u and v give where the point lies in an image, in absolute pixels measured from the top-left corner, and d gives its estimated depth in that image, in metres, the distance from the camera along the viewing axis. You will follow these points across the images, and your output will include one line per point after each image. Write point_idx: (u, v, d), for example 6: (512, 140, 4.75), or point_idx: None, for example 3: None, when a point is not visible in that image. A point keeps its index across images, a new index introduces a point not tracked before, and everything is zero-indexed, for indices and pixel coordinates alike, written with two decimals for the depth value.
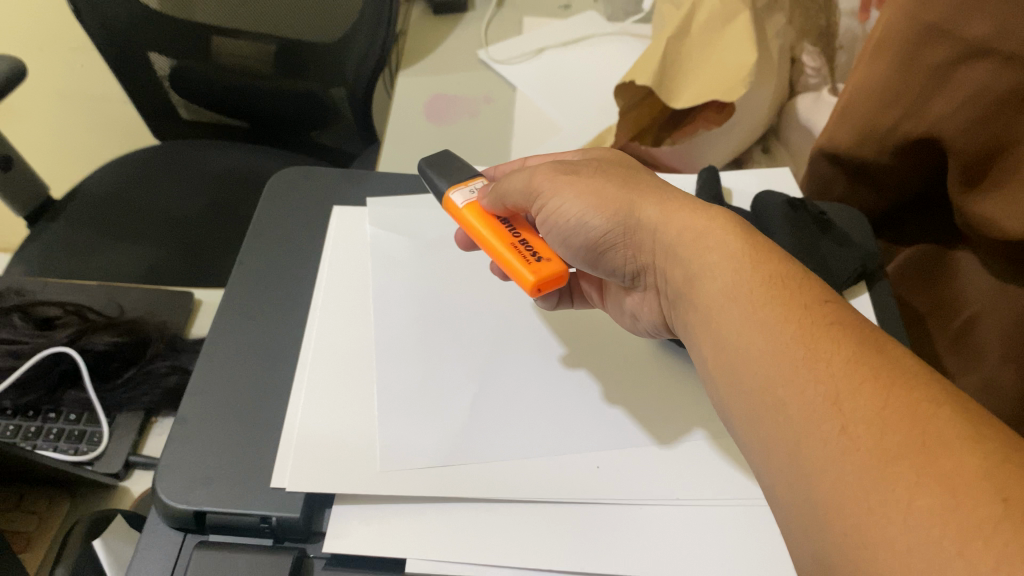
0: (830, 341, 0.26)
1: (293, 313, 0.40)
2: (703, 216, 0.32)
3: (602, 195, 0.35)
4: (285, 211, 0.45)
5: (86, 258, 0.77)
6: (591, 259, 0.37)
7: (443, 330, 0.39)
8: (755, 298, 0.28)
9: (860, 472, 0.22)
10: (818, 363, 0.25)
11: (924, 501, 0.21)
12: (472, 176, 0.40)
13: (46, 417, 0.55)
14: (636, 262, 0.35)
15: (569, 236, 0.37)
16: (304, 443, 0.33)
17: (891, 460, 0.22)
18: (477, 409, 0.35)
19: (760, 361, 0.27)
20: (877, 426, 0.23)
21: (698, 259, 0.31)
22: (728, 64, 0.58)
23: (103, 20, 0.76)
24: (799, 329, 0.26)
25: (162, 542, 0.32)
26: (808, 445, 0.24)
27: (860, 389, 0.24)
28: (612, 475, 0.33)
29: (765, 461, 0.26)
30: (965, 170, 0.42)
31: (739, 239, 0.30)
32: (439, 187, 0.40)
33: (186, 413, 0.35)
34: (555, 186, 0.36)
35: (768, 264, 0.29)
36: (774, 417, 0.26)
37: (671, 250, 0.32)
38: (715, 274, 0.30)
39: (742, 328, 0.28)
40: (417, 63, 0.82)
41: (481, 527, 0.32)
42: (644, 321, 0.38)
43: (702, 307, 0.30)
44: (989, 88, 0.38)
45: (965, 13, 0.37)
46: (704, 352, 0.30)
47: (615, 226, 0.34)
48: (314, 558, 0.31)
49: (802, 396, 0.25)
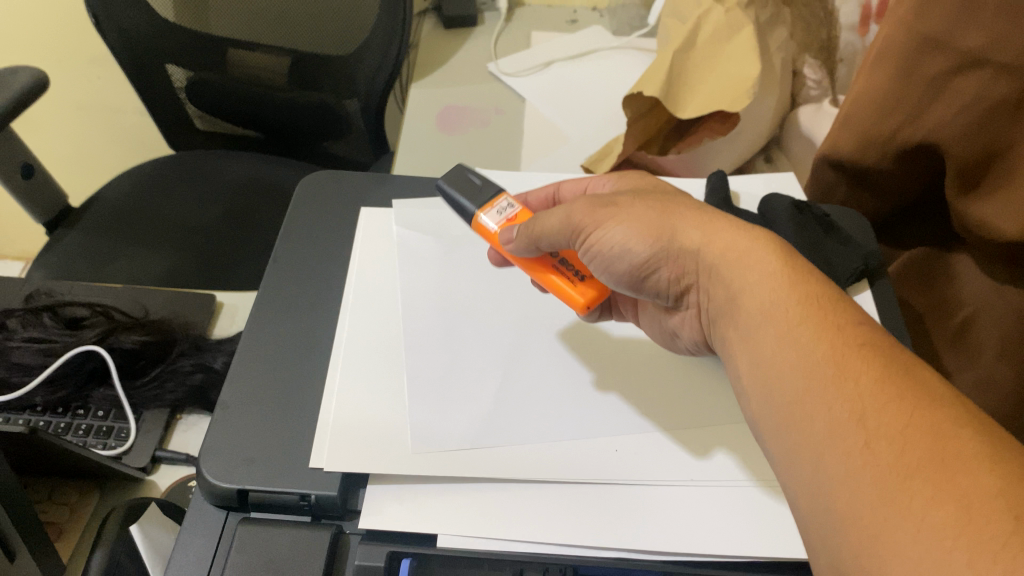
0: (860, 362, 0.28)
1: (324, 305, 0.43)
2: (746, 236, 0.34)
3: (643, 223, 0.37)
4: (314, 216, 0.48)
5: (106, 264, 0.79)
6: (633, 285, 0.39)
7: (467, 323, 0.42)
8: (790, 317, 0.31)
9: (879, 486, 0.25)
10: (848, 381, 0.27)
11: (938, 513, 0.23)
12: (497, 194, 0.42)
13: (74, 413, 0.57)
14: (680, 282, 0.37)
15: (611, 264, 0.38)
16: (338, 426, 0.36)
17: (909, 476, 0.24)
18: (502, 395, 0.38)
19: (792, 377, 0.29)
20: (899, 442, 0.25)
21: (741, 277, 0.33)
22: (733, 76, 0.60)
23: (124, 34, 0.78)
24: (831, 348, 0.29)
25: (207, 519, 0.34)
26: (830, 457, 0.26)
27: (885, 408, 0.26)
28: (630, 457, 0.36)
29: (790, 469, 0.28)
30: (961, 174, 0.44)
31: (780, 261, 0.32)
32: (468, 212, 0.42)
33: (227, 400, 0.37)
34: (599, 220, 0.37)
35: (804, 286, 0.31)
36: (801, 429, 0.28)
37: (715, 268, 0.34)
38: (754, 292, 0.32)
39: (777, 344, 0.30)
40: (428, 75, 0.84)
41: (509, 509, 0.34)
42: (685, 338, 0.40)
43: (743, 323, 0.33)
44: (983, 96, 0.40)
45: (960, 27, 0.39)
46: (739, 367, 0.33)
47: (659, 252, 0.36)
48: (351, 534, 0.34)
49: (830, 411, 0.27)
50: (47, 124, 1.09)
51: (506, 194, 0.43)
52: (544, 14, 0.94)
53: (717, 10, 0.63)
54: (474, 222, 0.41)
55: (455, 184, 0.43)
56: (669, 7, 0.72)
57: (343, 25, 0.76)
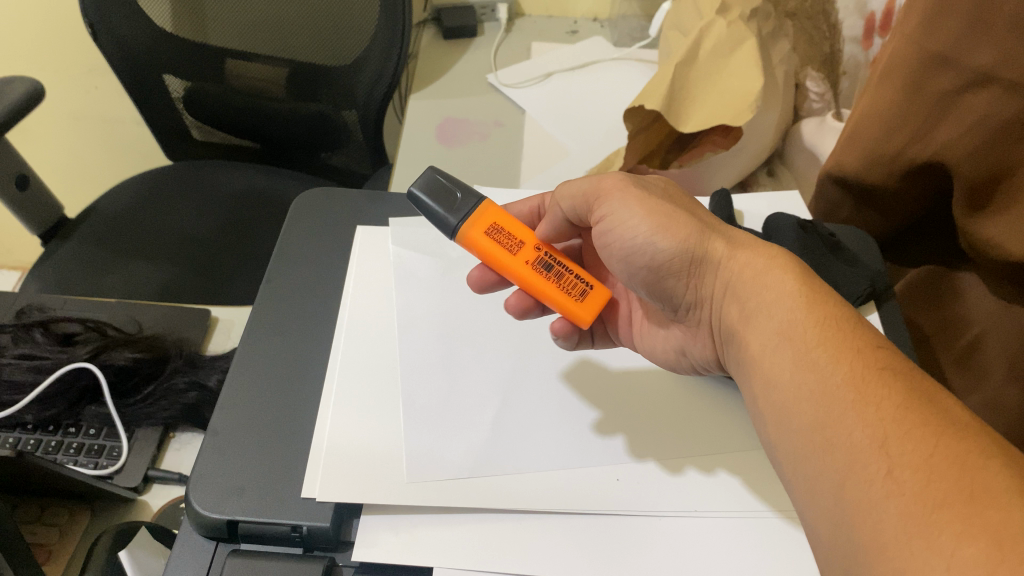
0: (880, 386, 0.28)
1: (320, 334, 0.42)
2: (767, 256, 0.34)
3: (670, 222, 0.37)
4: (310, 242, 0.48)
5: (100, 277, 0.78)
6: (649, 284, 0.39)
7: (468, 346, 0.42)
8: (809, 338, 0.31)
9: (904, 516, 0.24)
10: (868, 406, 0.27)
11: (967, 550, 0.22)
12: (482, 199, 0.40)
13: (66, 432, 0.55)
14: (698, 293, 0.38)
15: (632, 256, 0.38)
16: (332, 451, 0.35)
17: (936, 507, 0.24)
18: (501, 424, 0.38)
19: (810, 400, 0.29)
20: (924, 472, 0.25)
21: (759, 294, 0.33)
22: (736, 88, 0.60)
23: (120, 43, 0.77)
24: (850, 370, 0.29)
25: (196, 551, 0.34)
26: (852, 485, 0.26)
27: (909, 435, 0.26)
28: (631, 486, 0.36)
29: (809, 496, 0.29)
30: (970, 193, 0.43)
31: (797, 281, 0.33)
32: (448, 224, 0.39)
33: (218, 426, 0.37)
34: (623, 200, 0.39)
35: (822, 306, 0.31)
36: (821, 455, 0.28)
37: (735, 283, 0.35)
38: (772, 311, 0.33)
39: (794, 366, 0.31)
40: (427, 87, 0.83)
41: (509, 548, 0.33)
42: (695, 355, 0.40)
43: (758, 342, 0.33)
44: (992, 113, 0.39)
45: (970, 42, 0.38)
46: (755, 388, 0.33)
47: (682, 255, 0.36)
48: (343, 567, 0.33)
49: (851, 437, 0.27)
50: (44, 133, 1.08)
51: (485, 199, 0.40)
52: (545, 25, 0.94)
53: (719, 23, 0.62)
54: (486, 207, 0.40)
55: (446, 184, 0.40)
56: (670, 18, 0.72)
57: (342, 34, 0.75)
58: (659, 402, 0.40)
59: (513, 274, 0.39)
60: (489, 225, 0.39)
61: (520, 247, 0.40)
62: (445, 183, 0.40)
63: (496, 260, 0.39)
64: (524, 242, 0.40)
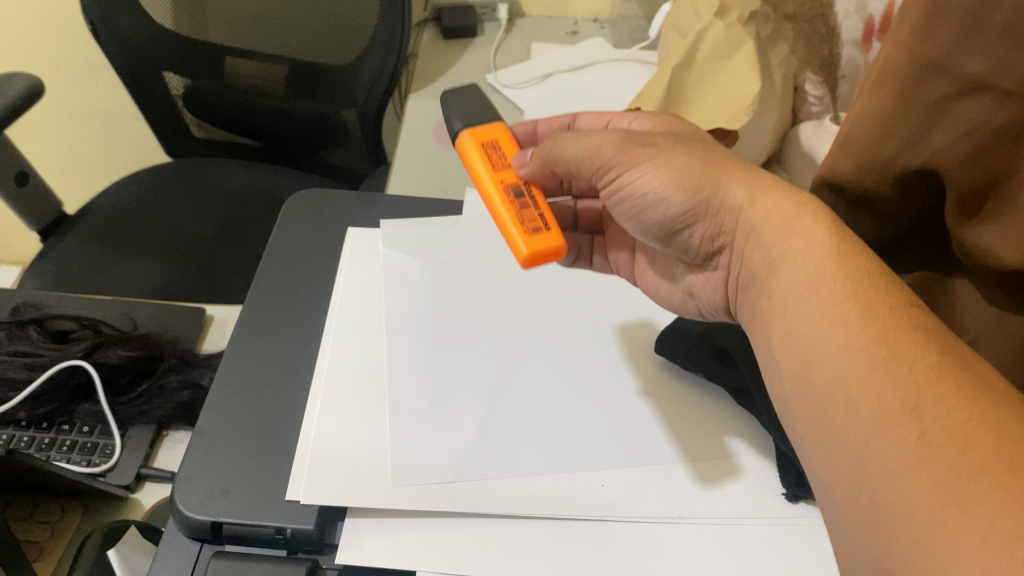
0: (914, 346, 0.27)
1: (309, 334, 0.43)
2: (793, 203, 0.34)
3: (682, 174, 0.37)
4: (304, 246, 0.48)
5: (99, 273, 0.78)
6: (664, 235, 0.40)
7: (457, 347, 0.43)
8: (838, 292, 0.30)
9: (936, 482, 0.24)
10: (901, 366, 0.27)
11: (1007, 521, 0.22)
12: (488, 119, 0.44)
13: (59, 429, 0.55)
14: (714, 242, 0.38)
15: (645, 210, 0.39)
16: (317, 456, 0.36)
17: (972, 474, 0.23)
18: (490, 426, 0.38)
19: (836, 358, 0.29)
20: (959, 439, 0.24)
21: (783, 243, 0.33)
22: (734, 89, 0.59)
23: (119, 40, 0.77)
24: (883, 327, 0.28)
25: (182, 551, 0.34)
26: (879, 447, 0.26)
27: (943, 398, 0.25)
28: (617, 491, 0.36)
29: (830, 459, 0.28)
30: (961, 202, 0.40)
31: (826, 232, 0.32)
32: (453, 127, 0.43)
33: (204, 427, 0.38)
34: (631, 159, 0.38)
35: (853, 260, 0.30)
36: (846, 416, 0.28)
37: (754, 231, 0.35)
38: (798, 262, 0.32)
39: (820, 321, 0.30)
40: (426, 87, 0.83)
41: (489, 551, 0.34)
42: (704, 298, 0.41)
43: (779, 297, 0.33)
44: (985, 123, 0.37)
45: (961, 48, 0.36)
46: (773, 341, 0.33)
47: (694, 206, 0.37)
48: (327, 568, 0.34)
49: (878, 397, 0.27)
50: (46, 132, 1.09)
51: (494, 118, 0.44)
52: (544, 25, 0.94)
53: (717, 25, 0.62)
54: (493, 124, 0.44)
55: (469, 96, 0.45)
56: (670, 20, 0.71)
57: (340, 33, 0.75)
58: (652, 400, 0.41)
59: (483, 186, 0.42)
60: (487, 139, 0.43)
61: (507, 168, 0.42)
62: (480, 97, 0.45)
63: (475, 170, 0.42)
64: (511, 166, 0.42)
